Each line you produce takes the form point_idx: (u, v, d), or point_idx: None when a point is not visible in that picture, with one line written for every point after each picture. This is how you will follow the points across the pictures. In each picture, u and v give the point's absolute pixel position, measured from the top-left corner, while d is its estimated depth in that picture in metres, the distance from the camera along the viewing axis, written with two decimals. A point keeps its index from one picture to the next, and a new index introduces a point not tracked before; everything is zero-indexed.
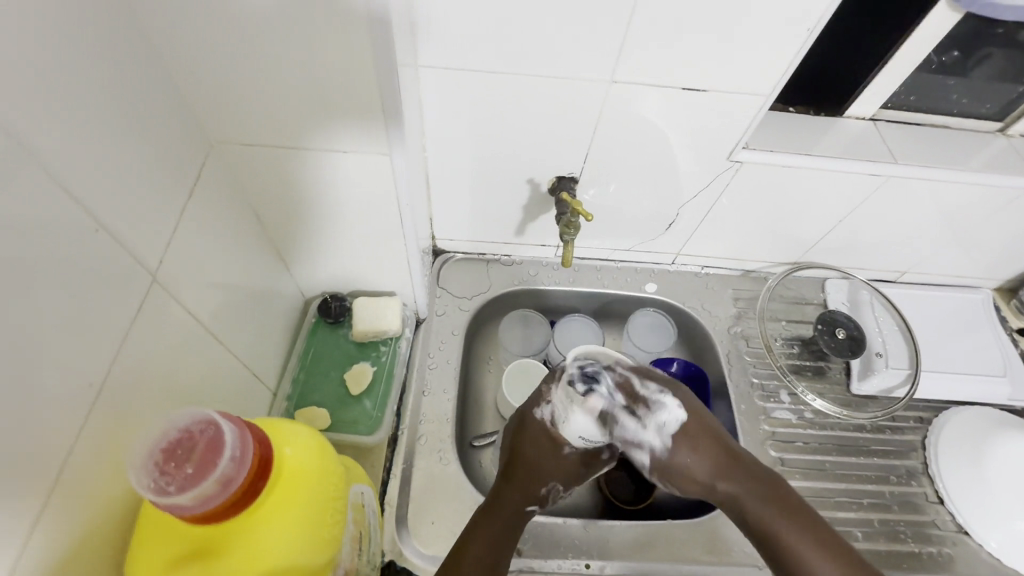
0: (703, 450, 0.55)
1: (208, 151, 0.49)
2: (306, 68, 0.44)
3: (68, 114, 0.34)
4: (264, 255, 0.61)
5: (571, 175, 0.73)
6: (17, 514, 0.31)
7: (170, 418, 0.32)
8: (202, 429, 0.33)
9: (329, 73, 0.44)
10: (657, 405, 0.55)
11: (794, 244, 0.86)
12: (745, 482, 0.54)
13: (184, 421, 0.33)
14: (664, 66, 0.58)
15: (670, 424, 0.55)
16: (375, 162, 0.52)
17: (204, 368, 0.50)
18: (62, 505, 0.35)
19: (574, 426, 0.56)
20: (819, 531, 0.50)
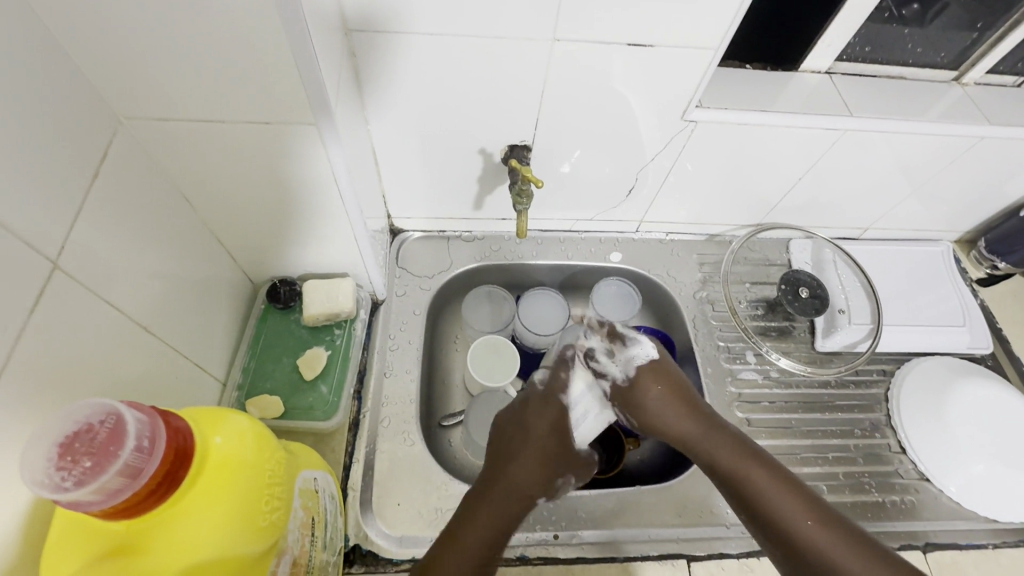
0: (668, 391, 0.60)
1: (115, 127, 0.46)
2: (208, 30, 0.40)
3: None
4: (201, 241, 0.58)
5: (524, 144, 0.71)
6: None
7: (67, 410, 0.30)
8: (104, 421, 0.31)
9: (237, 33, 0.40)
10: (632, 342, 0.61)
11: (756, 205, 0.86)
12: (710, 428, 0.58)
13: (86, 412, 0.31)
14: (609, 19, 0.55)
15: (639, 358, 0.61)
16: (303, 136, 0.49)
17: (135, 360, 0.47)
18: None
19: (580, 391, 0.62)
20: (773, 469, 0.54)
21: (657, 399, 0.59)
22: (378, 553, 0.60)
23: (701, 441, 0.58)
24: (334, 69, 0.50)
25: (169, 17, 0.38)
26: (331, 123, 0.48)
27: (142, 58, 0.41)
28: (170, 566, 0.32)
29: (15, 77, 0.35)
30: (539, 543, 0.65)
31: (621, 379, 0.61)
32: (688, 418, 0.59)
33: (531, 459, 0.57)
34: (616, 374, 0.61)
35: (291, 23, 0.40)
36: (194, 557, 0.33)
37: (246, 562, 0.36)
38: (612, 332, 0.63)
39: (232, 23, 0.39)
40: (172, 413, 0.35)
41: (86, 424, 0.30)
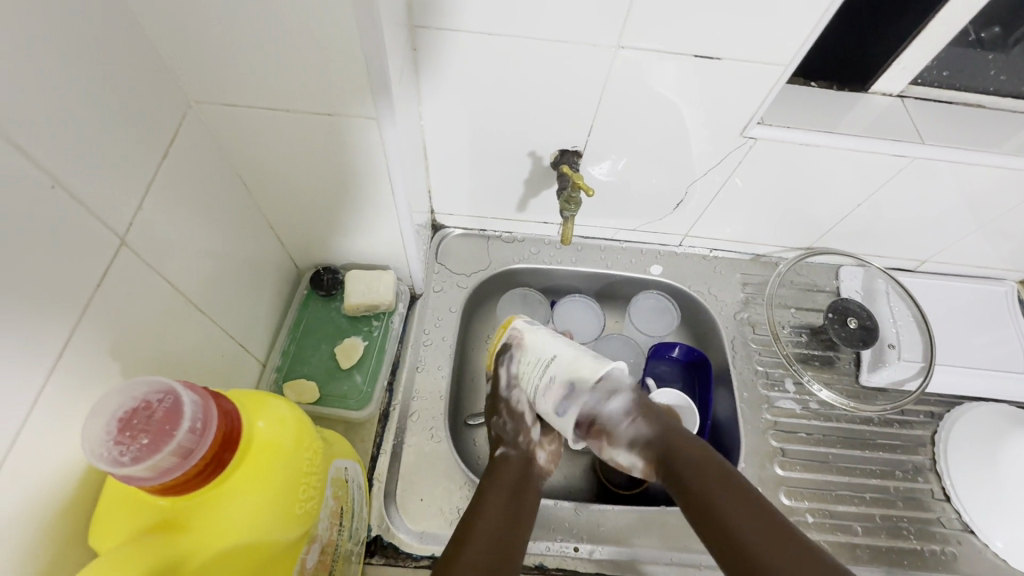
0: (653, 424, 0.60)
1: (186, 110, 0.47)
2: (283, 16, 0.40)
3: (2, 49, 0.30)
4: (254, 225, 0.59)
5: (574, 149, 0.69)
6: None
7: (128, 385, 0.31)
8: (161, 399, 0.32)
9: (310, 21, 0.40)
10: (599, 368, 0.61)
11: (808, 227, 0.82)
12: (715, 475, 0.54)
13: (146, 389, 0.32)
14: (674, 29, 0.54)
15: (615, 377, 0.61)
16: (361, 129, 0.49)
17: (185, 336, 0.48)
18: (27, 474, 0.33)
19: (558, 361, 0.61)
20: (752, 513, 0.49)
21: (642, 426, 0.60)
22: (398, 547, 0.60)
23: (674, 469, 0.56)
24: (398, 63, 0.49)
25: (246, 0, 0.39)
26: (391, 119, 0.48)
27: (215, 41, 0.42)
28: (211, 546, 0.33)
29: (97, 53, 0.36)
30: (558, 555, 0.64)
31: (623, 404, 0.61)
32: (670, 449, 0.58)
33: (504, 424, 0.65)
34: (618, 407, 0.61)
35: (363, 19, 0.40)
36: (233, 538, 0.33)
37: (279, 549, 0.36)
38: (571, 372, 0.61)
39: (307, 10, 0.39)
40: (222, 395, 0.35)
41: (144, 401, 0.32)
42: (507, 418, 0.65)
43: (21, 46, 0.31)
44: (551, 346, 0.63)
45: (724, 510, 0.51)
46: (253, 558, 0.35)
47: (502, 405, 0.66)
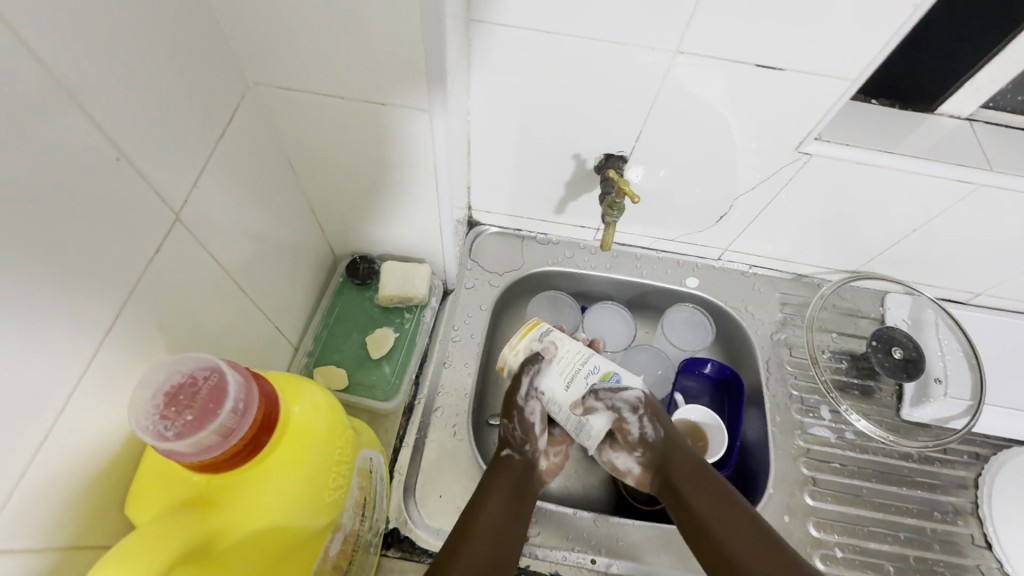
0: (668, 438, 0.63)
1: (245, 91, 0.47)
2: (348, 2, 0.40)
3: (82, 18, 0.30)
4: (296, 209, 0.60)
5: (619, 154, 0.68)
6: (26, 441, 0.30)
7: (177, 361, 0.32)
8: (207, 376, 0.32)
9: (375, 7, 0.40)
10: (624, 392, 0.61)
11: (857, 250, 0.79)
12: (723, 501, 0.57)
13: (192, 365, 0.32)
14: (738, 37, 0.52)
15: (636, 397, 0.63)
16: (414, 121, 0.49)
17: (226, 314, 0.49)
18: (71, 439, 0.33)
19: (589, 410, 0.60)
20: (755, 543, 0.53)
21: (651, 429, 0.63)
22: (414, 542, 0.59)
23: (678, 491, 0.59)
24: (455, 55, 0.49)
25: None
26: (444, 113, 0.48)
27: (279, 24, 0.42)
28: (243, 528, 0.33)
29: (167, 28, 0.37)
30: (573, 565, 0.63)
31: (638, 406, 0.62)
32: (679, 468, 0.61)
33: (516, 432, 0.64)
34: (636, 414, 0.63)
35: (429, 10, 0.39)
36: (265, 521, 0.33)
37: (306, 535, 0.36)
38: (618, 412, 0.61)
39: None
40: (263, 376, 0.35)
41: (191, 377, 0.32)
42: (518, 426, 0.64)
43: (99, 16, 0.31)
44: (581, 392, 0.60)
45: (727, 536, 0.54)
46: (281, 541, 0.35)
47: (515, 412, 0.64)
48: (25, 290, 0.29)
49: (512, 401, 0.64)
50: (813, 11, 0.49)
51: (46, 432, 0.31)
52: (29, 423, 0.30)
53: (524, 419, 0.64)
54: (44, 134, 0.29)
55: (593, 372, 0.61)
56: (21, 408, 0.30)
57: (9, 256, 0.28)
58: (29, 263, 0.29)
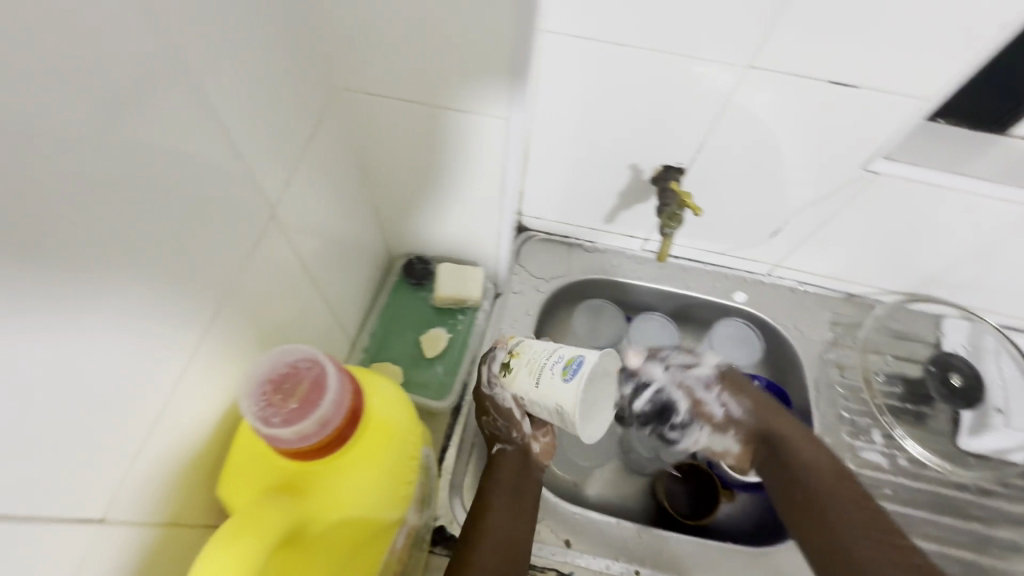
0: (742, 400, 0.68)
1: (332, 95, 0.51)
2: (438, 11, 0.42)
3: (204, 22, 0.33)
4: (361, 208, 0.62)
5: (678, 166, 0.68)
6: (138, 419, 0.32)
7: (282, 352, 0.34)
8: (309, 367, 0.34)
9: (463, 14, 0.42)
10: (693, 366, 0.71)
11: (915, 271, 0.77)
12: (850, 493, 0.59)
13: (294, 356, 0.35)
14: (811, 54, 0.52)
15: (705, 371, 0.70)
16: (489, 128, 0.51)
17: (298, 305, 0.51)
18: (176, 415, 0.36)
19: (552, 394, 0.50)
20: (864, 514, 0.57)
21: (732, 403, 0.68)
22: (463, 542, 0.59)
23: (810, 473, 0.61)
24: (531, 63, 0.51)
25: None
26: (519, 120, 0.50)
27: (371, 31, 0.45)
28: (329, 515, 0.34)
29: (269, 33, 0.39)
30: (617, 575, 0.63)
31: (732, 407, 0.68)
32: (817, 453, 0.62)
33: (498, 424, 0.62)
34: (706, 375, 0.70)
35: None
36: (349, 510, 0.35)
37: (381, 527, 0.37)
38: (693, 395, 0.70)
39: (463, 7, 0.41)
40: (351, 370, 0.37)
41: (294, 367, 0.34)
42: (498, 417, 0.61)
43: (217, 21, 0.34)
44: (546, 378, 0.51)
45: (839, 512, 0.57)
46: (360, 532, 0.36)
47: (487, 404, 0.62)
48: (143, 279, 0.31)
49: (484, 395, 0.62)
50: (891, 31, 0.49)
51: (156, 411, 0.34)
52: (141, 404, 0.32)
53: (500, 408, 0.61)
54: (172, 128, 0.31)
55: (558, 361, 0.51)
56: (136, 390, 0.32)
57: (138, 246, 0.30)
58: (147, 253, 0.31)
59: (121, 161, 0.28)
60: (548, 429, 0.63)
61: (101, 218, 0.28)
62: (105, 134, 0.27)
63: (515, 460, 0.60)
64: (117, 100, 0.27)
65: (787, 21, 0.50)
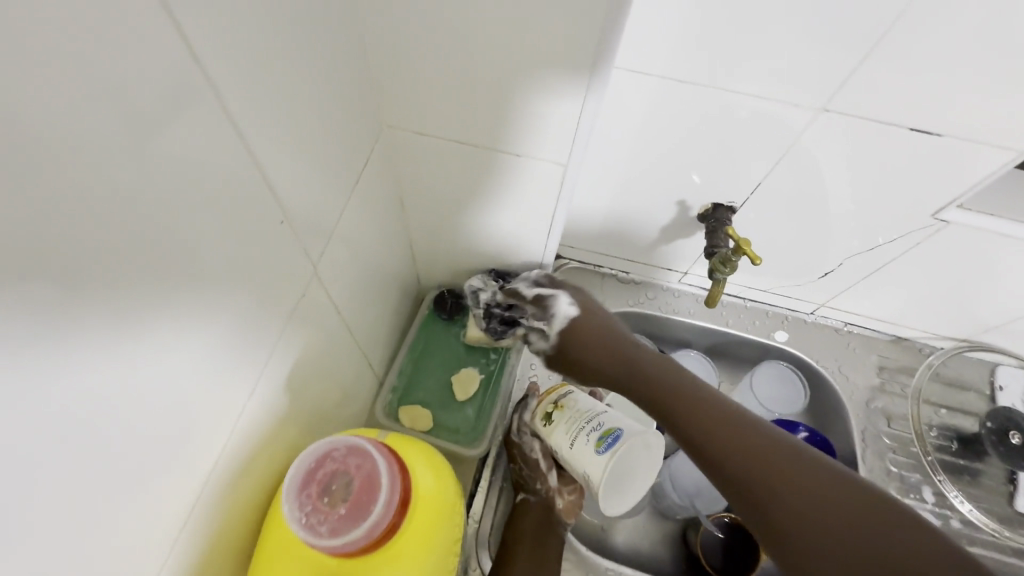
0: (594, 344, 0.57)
1: (379, 133, 0.48)
2: (498, 55, 0.39)
3: (250, 75, 0.30)
4: (395, 242, 0.59)
5: (729, 205, 0.64)
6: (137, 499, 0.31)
7: (335, 456, 0.40)
8: (358, 469, 0.40)
9: (526, 58, 0.39)
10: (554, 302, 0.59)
11: (972, 319, 0.73)
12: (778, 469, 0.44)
13: (344, 456, 0.40)
14: (887, 99, 0.48)
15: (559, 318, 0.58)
16: (543, 170, 0.48)
17: (319, 352, 0.48)
18: (172, 494, 0.33)
19: (586, 461, 0.52)
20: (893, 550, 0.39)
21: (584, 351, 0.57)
22: None
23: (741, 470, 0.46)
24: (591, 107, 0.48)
25: (468, 35, 0.38)
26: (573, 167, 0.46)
27: (425, 70, 0.42)
28: None
29: (318, 77, 0.37)
30: None
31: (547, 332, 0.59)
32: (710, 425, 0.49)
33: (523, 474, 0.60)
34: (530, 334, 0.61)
35: None
36: None
37: None
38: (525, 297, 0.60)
39: (525, 52, 0.38)
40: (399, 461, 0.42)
41: (344, 471, 0.40)
42: (523, 466, 0.60)
43: (263, 71, 0.31)
44: (583, 445, 0.52)
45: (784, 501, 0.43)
46: None
47: (517, 453, 0.60)
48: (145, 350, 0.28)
49: (511, 443, 0.61)
50: (980, 82, 0.45)
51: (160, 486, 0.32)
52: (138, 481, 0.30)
53: (527, 457, 0.60)
54: (202, 192, 0.29)
55: (595, 429, 0.52)
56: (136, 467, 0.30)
57: (146, 315, 0.28)
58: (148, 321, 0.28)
59: (140, 238, 0.26)
60: (577, 487, 0.59)
61: (110, 296, 0.25)
62: (130, 212, 0.25)
63: (540, 512, 0.57)
64: (145, 175, 0.25)
65: (866, 66, 0.46)
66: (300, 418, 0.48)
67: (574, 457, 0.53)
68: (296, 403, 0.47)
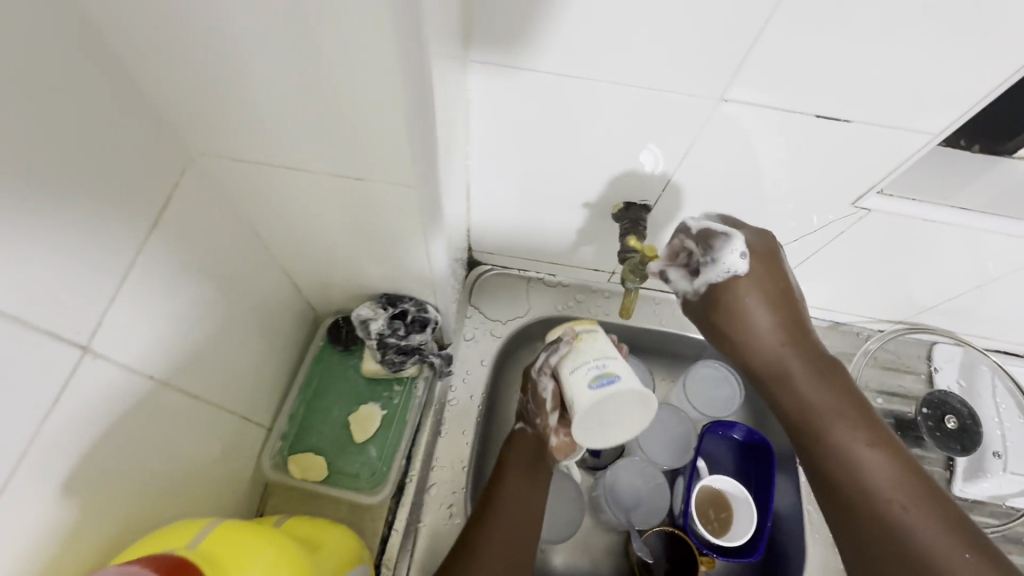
0: (776, 308, 0.50)
1: (186, 165, 0.38)
2: (289, 63, 0.29)
3: None
4: (267, 276, 0.52)
5: (642, 203, 0.59)
6: None
7: None
8: None
9: (323, 67, 0.29)
10: (722, 248, 0.49)
11: (904, 301, 0.70)
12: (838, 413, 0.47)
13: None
14: (788, 86, 0.43)
15: (717, 273, 0.49)
16: (394, 197, 0.39)
17: (174, 428, 0.42)
18: None
19: (577, 392, 0.49)
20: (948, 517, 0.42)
21: (757, 314, 0.49)
22: None
23: (820, 415, 0.48)
24: (451, 111, 0.38)
25: (243, 40, 0.28)
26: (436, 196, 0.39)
27: (208, 85, 0.32)
28: None
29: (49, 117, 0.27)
30: None
31: (691, 293, 0.52)
32: (818, 383, 0.48)
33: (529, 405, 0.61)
34: (685, 289, 0.53)
35: (413, 97, 0.29)
36: None
37: None
38: (679, 249, 0.53)
39: (321, 58, 0.28)
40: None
41: None
42: (530, 399, 0.61)
43: None
44: (581, 375, 0.50)
45: (844, 449, 0.46)
46: None
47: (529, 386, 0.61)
48: None
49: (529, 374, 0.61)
50: (891, 60, 0.40)
51: None
52: None
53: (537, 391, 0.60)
54: None
55: (599, 367, 0.50)
56: None
57: None
58: None
59: None
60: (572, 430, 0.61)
61: None
62: None
63: (534, 445, 0.61)
64: None
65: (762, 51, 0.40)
66: (141, 515, 0.40)
67: (569, 387, 0.50)
68: (125, 508, 0.38)
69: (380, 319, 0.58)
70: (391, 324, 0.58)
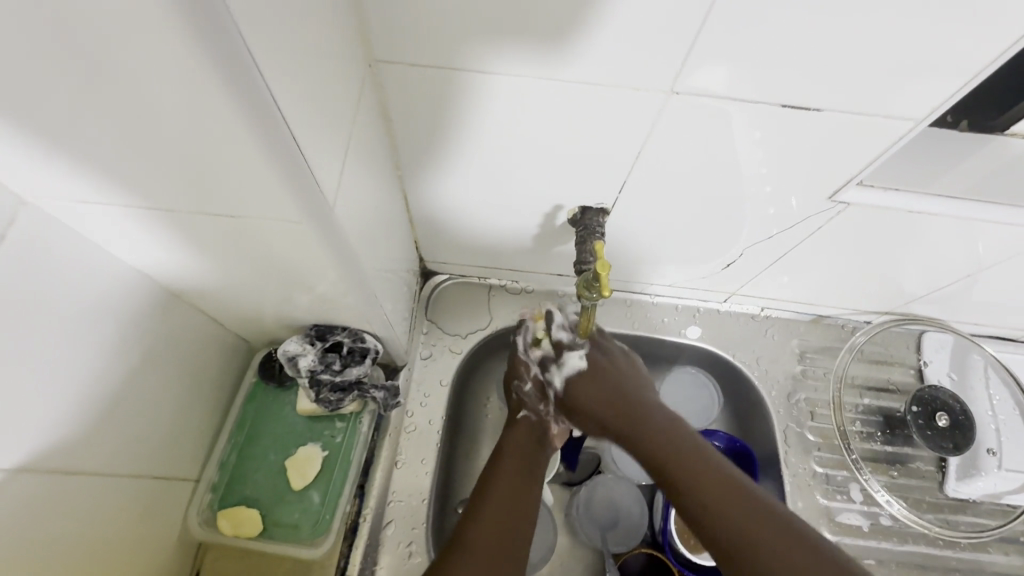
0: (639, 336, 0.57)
1: (14, 211, 0.32)
2: (96, 90, 0.24)
3: None
4: (172, 317, 0.46)
5: (598, 207, 0.53)
6: None
7: None
8: None
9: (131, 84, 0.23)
10: None
11: (891, 293, 0.65)
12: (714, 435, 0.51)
13: None
14: (737, 71, 0.37)
15: None
16: (286, 231, 0.34)
17: (51, 502, 0.37)
18: None
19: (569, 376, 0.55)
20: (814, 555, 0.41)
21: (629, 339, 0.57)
22: None
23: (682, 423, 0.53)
24: (335, 130, 0.33)
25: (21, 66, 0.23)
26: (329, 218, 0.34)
27: (5, 123, 0.26)
28: None
29: None
30: None
31: None
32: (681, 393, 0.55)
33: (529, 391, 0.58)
34: None
35: (245, 100, 0.25)
36: None
37: None
38: None
39: (130, 81, 0.23)
40: None
41: None
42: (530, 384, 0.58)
43: None
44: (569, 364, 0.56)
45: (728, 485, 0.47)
46: None
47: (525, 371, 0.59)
48: None
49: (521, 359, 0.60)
50: (845, 41, 0.34)
51: None
52: None
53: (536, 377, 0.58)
54: None
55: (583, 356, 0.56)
56: None
57: None
58: None
59: None
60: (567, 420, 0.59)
61: None
62: None
63: (533, 432, 0.57)
64: None
65: (703, 35, 0.35)
66: None
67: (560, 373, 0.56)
68: None
69: (307, 356, 0.52)
70: (325, 359, 0.53)
